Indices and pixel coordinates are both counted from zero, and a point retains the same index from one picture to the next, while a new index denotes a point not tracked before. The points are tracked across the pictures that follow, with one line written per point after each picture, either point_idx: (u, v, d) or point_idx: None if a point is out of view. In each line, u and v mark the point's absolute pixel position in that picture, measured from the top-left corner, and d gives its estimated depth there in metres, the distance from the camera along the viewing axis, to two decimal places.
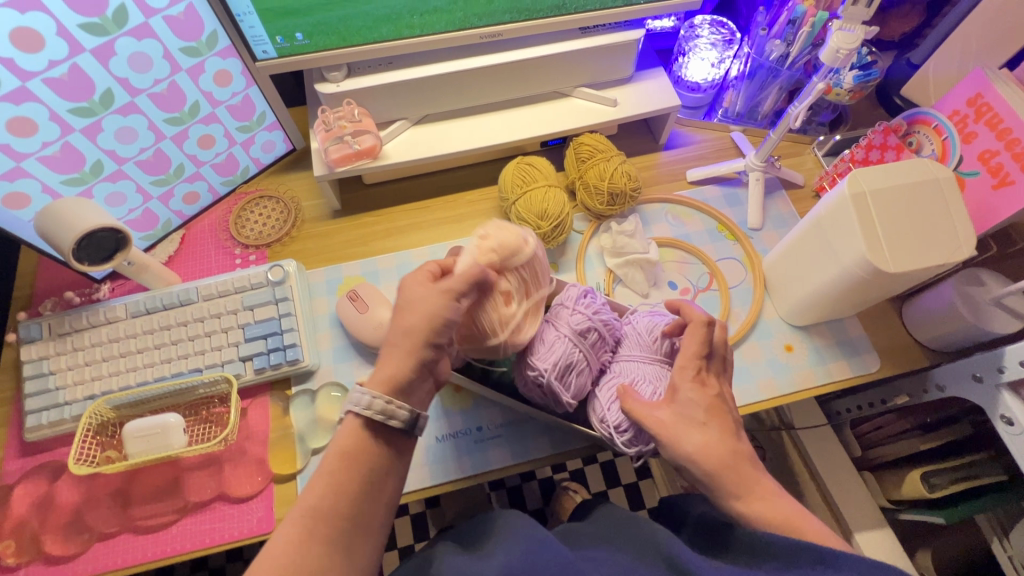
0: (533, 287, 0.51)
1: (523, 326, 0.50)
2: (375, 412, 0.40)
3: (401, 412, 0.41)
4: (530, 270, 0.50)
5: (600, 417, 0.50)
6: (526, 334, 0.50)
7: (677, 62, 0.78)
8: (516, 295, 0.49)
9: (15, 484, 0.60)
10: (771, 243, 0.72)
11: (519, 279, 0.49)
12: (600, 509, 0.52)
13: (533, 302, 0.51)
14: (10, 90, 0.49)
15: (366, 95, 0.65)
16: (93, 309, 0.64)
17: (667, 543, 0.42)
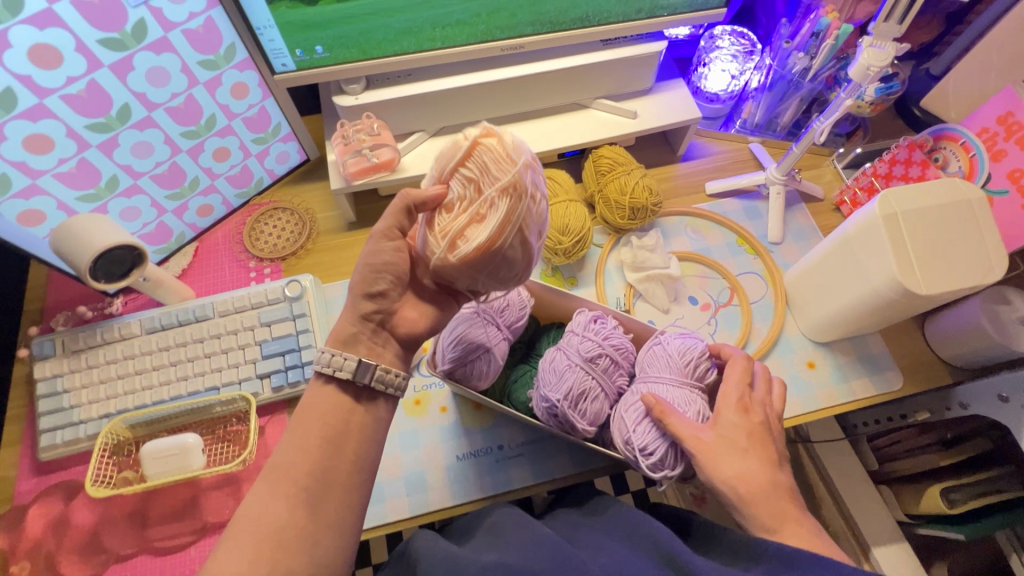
0: (486, 181, 0.38)
1: (469, 233, 0.39)
2: (326, 367, 0.42)
3: (346, 361, 0.42)
4: (477, 165, 0.38)
5: (623, 441, 0.48)
6: (474, 241, 0.38)
7: (697, 72, 0.77)
8: (463, 201, 0.39)
9: (30, 504, 0.59)
10: (792, 258, 0.71)
11: (463, 181, 0.39)
12: (601, 499, 0.49)
13: (484, 202, 0.38)
14: (27, 108, 0.48)
15: (386, 107, 0.64)
16: (108, 325, 0.63)
17: (666, 538, 0.39)
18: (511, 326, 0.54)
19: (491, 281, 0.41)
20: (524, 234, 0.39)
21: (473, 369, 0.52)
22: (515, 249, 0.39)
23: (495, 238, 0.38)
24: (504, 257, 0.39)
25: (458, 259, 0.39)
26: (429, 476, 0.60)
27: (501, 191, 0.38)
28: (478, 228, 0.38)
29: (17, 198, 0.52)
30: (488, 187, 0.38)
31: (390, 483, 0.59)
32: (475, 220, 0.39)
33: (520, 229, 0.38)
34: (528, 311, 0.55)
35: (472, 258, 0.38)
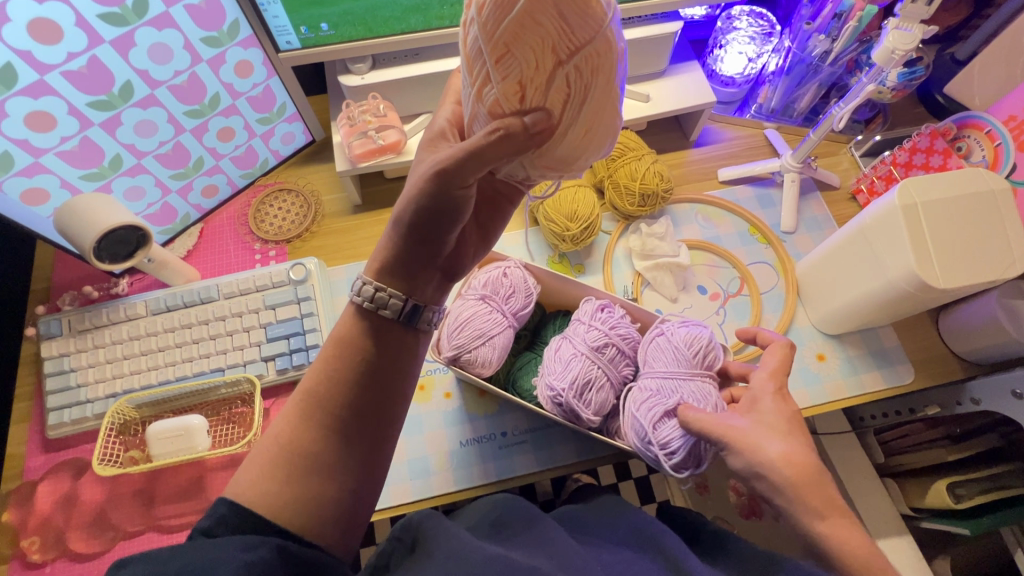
0: (566, 47, 0.32)
1: (557, 121, 0.36)
2: (367, 303, 0.40)
3: (391, 300, 0.40)
4: (550, 23, 0.31)
5: (642, 440, 0.47)
6: (570, 133, 0.36)
7: (712, 55, 0.74)
8: (537, 77, 0.34)
9: (39, 481, 0.60)
10: (805, 247, 0.69)
11: (533, 48, 0.32)
12: (606, 498, 0.50)
13: (564, 79, 0.34)
14: (28, 85, 0.47)
15: (391, 87, 0.63)
16: (114, 306, 0.63)
17: (673, 547, 0.40)
18: (516, 314, 0.53)
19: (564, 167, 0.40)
20: (604, 108, 0.36)
21: (477, 357, 0.50)
22: (601, 127, 0.37)
23: (586, 122, 0.36)
24: (589, 143, 0.38)
25: (549, 153, 0.37)
26: (432, 461, 0.60)
27: (587, 62, 0.33)
28: (559, 110, 0.35)
29: (20, 176, 0.51)
30: (570, 58, 0.33)
31: (394, 468, 0.60)
32: (561, 100, 0.35)
33: (604, 103, 0.36)
34: (534, 298, 0.54)
35: (564, 148, 0.37)
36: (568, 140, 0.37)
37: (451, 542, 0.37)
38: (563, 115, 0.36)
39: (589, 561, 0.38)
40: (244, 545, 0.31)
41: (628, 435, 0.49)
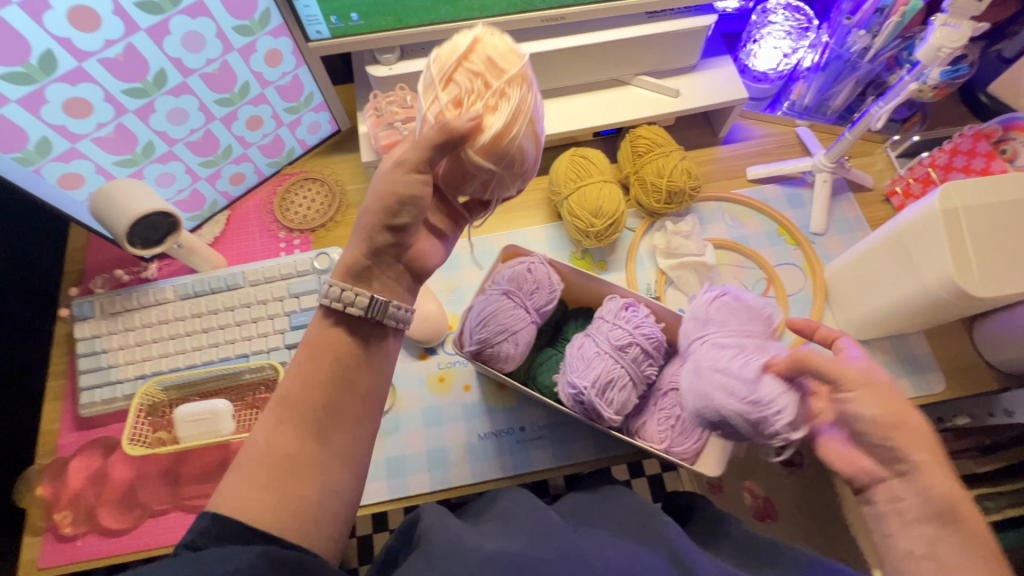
0: (495, 74, 0.39)
1: (487, 121, 0.38)
2: (335, 301, 0.40)
3: (357, 298, 0.40)
4: (482, 60, 0.39)
5: (743, 401, 0.42)
6: (501, 131, 0.39)
7: (745, 49, 0.73)
8: (472, 94, 0.39)
9: (72, 457, 0.62)
10: (835, 250, 0.68)
11: (470, 75, 0.39)
12: (614, 489, 0.50)
13: (495, 94, 0.39)
14: (67, 71, 0.48)
15: (419, 78, 0.63)
16: (144, 290, 0.64)
17: (677, 541, 0.39)
18: (539, 309, 0.53)
19: (505, 178, 0.42)
20: (532, 124, 0.41)
21: (500, 351, 0.51)
22: (533, 144, 0.41)
23: (514, 127, 0.39)
24: (518, 149, 0.40)
25: (487, 151, 0.39)
26: (451, 452, 0.61)
27: (511, 84, 0.39)
28: (492, 117, 0.39)
29: (57, 161, 0.52)
30: (498, 82, 0.39)
31: (413, 457, 0.60)
32: (492, 107, 0.39)
33: (531, 118, 0.40)
34: (558, 295, 0.54)
35: (501, 149, 0.39)
36: (499, 140, 0.39)
37: (451, 541, 0.37)
38: (494, 121, 0.39)
39: (591, 551, 0.38)
40: (223, 557, 0.31)
41: (722, 395, 0.43)
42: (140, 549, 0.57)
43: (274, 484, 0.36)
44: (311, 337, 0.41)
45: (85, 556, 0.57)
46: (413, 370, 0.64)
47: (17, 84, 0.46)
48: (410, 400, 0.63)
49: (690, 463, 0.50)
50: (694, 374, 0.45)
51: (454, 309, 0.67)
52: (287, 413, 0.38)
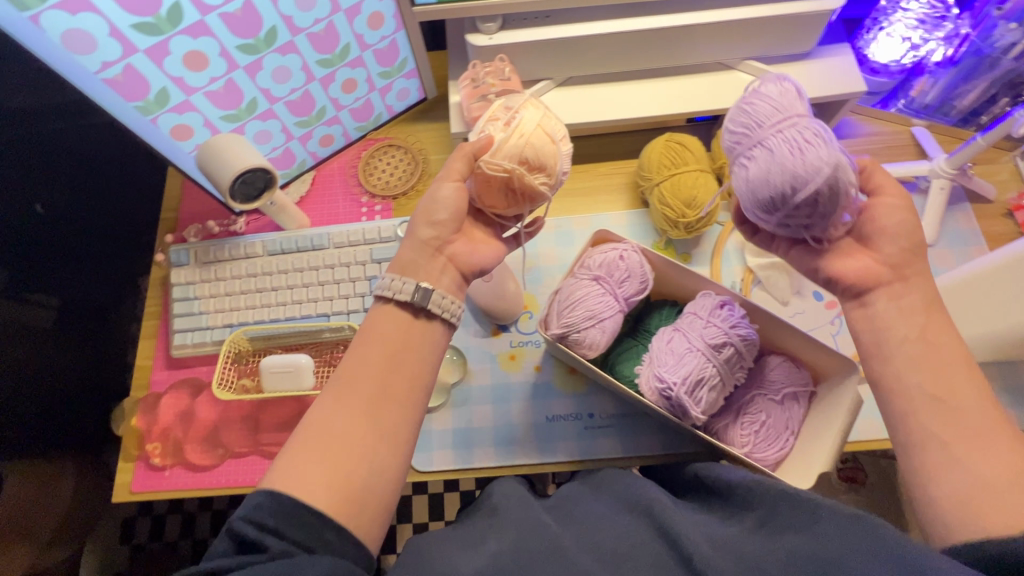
0: (508, 105, 0.46)
1: (496, 135, 0.44)
2: (385, 293, 0.42)
3: (405, 286, 0.41)
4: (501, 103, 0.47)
5: (845, 187, 0.39)
6: (509, 137, 0.44)
7: (865, 34, 0.66)
8: (491, 124, 0.45)
9: (163, 393, 0.66)
10: (943, 263, 0.63)
11: (490, 115, 0.46)
12: (605, 473, 0.49)
13: (507, 117, 0.45)
14: (190, 24, 0.49)
15: (519, 50, 0.61)
16: (234, 243, 0.67)
17: (665, 514, 0.39)
18: (626, 299, 0.51)
19: (528, 178, 0.44)
20: (542, 130, 0.44)
21: (585, 338, 0.50)
22: (544, 145, 0.44)
23: (521, 134, 0.44)
24: (527, 149, 0.44)
25: (497, 156, 0.44)
26: (517, 431, 0.61)
27: (517, 106, 0.45)
28: (502, 131, 0.44)
29: (172, 112, 0.54)
30: (508, 109, 0.45)
31: (480, 431, 0.61)
32: (502, 127, 0.45)
33: (540, 125, 0.44)
34: (647, 286, 0.52)
35: (511, 151, 0.44)
36: (507, 146, 0.44)
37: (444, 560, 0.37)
38: (502, 135, 0.44)
39: (582, 541, 0.38)
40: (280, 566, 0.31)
41: (846, 171, 0.39)
42: (221, 486, 0.61)
43: (366, 436, 0.37)
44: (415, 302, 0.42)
45: (173, 486, 0.61)
46: (484, 345, 0.65)
47: (147, 34, 0.48)
48: (479, 374, 0.63)
49: (771, 471, 0.49)
50: (816, 145, 0.39)
51: (531, 289, 0.67)
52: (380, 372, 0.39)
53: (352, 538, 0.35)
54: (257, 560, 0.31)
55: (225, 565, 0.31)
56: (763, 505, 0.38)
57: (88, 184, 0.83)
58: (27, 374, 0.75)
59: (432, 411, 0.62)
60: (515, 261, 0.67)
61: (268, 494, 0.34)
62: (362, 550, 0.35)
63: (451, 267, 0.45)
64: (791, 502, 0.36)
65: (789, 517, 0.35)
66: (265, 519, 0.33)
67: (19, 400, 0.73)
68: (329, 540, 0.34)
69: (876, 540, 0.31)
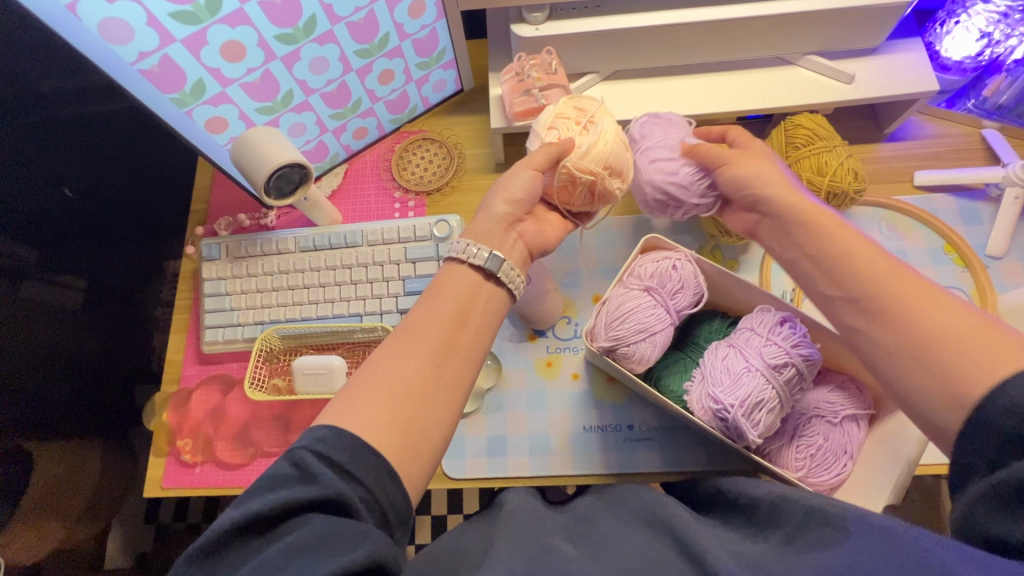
0: (582, 110, 0.47)
1: (579, 138, 0.45)
2: (457, 256, 0.41)
3: (479, 252, 0.41)
4: (572, 107, 0.48)
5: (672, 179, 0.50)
6: (595, 141, 0.45)
7: (938, 28, 0.61)
8: (568, 127, 0.47)
9: (194, 389, 0.65)
10: (1012, 277, 0.60)
11: (563, 117, 0.47)
12: (624, 487, 0.46)
13: (586, 123, 0.46)
14: (228, 13, 0.47)
15: (566, 42, 0.57)
16: (266, 238, 0.65)
17: (690, 533, 0.36)
18: (678, 311, 0.49)
19: (609, 183, 0.47)
20: (620, 136, 0.47)
21: (634, 351, 0.48)
22: (622, 151, 0.47)
23: (604, 139, 0.46)
24: (610, 153, 0.46)
25: (584, 159, 0.45)
26: (554, 441, 0.59)
27: (594, 111, 0.47)
28: (586, 135, 0.46)
29: (207, 104, 0.52)
30: (584, 114, 0.47)
31: (515, 439, 0.59)
32: (582, 131, 0.46)
33: (617, 132, 0.47)
34: (700, 297, 0.50)
35: (596, 155, 0.45)
36: (592, 149, 0.45)
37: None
38: (584, 137, 0.46)
39: (600, 560, 0.35)
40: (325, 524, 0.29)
41: (660, 173, 0.51)
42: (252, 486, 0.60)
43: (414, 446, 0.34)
44: (480, 287, 0.41)
45: (204, 483, 0.61)
46: (521, 351, 0.63)
47: (185, 23, 0.46)
48: (515, 380, 0.62)
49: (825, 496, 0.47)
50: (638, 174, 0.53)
51: (569, 293, 0.64)
52: (430, 378, 0.36)
53: (402, 485, 0.33)
54: (311, 493, 0.30)
55: (288, 496, 0.30)
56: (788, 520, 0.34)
57: (113, 168, 0.81)
58: (53, 354, 0.74)
59: (464, 417, 0.60)
60: (555, 264, 0.65)
61: (334, 428, 0.32)
62: (408, 500, 0.33)
63: (521, 242, 0.45)
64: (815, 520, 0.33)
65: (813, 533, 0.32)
66: (331, 452, 0.32)
67: (46, 379, 0.73)
68: (384, 486, 0.32)
69: (911, 557, 0.28)
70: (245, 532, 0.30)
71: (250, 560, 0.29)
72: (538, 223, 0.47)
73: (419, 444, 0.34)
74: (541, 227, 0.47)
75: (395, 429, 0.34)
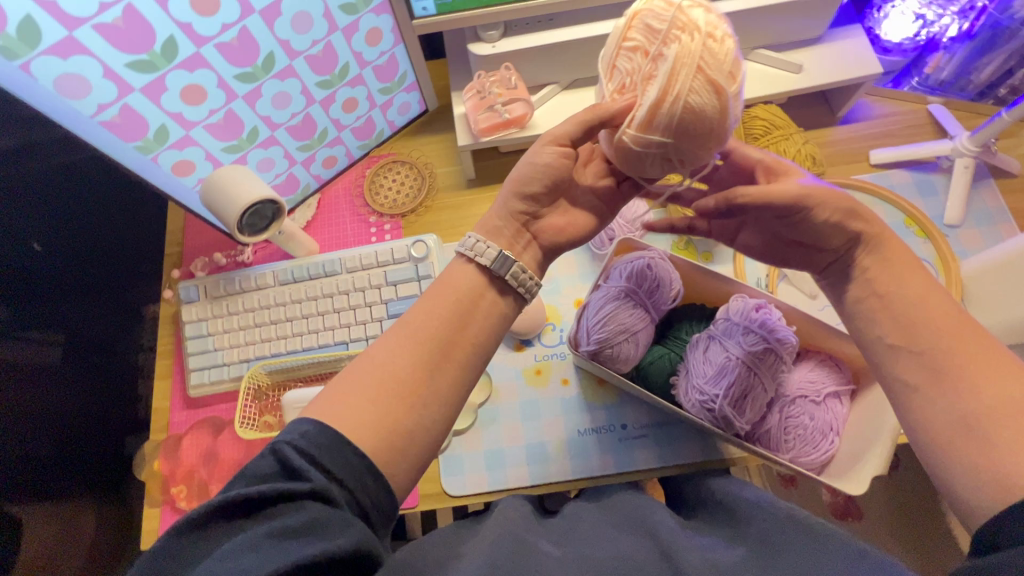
0: (653, 36, 0.35)
1: (641, 93, 0.35)
2: (468, 252, 0.39)
3: (488, 250, 0.39)
4: (642, 29, 0.36)
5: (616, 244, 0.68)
6: (656, 93, 0.34)
7: (875, 14, 0.65)
8: (633, 72, 0.37)
9: (184, 434, 0.64)
10: (971, 244, 0.62)
11: (632, 51, 0.37)
12: (625, 498, 0.46)
13: (654, 61, 0.35)
14: (186, 58, 0.47)
15: (524, 56, 0.59)
16: (245, 275, 0.65)
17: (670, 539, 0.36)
18: (658, 308, 0.51)
19: (684, 149, 0.36)
20: (707, 73, 0.34)
21: (619, 352, 0.49)
22: (702, 95, 0.34)
23: (674, 85, 0.34)
24: (683, 108, 0.34)
25: (641, 128, 0.36)
26: (550, 448, 0.60)
27: (669, 36, 0.34)
28: (648, 86, 0.35)
29: (173, 148, 0.52)
30: (655, 44, 0.35)
31: (511, 450, 0.60)
32: (647, 79, 0.35)
33: (699, 67, 0.34)
34: (677, 293, 0.51)
35: (659, 118, 0.35)
36: (656, 108, 0.34)
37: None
38: (648, 89, 0.35)
39: (580, 555, 0.35)
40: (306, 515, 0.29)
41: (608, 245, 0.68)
42: None
43: (404, 470, 0.34)
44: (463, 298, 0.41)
45: None
46: (510, 363, 0.63)
47: (142, 72, 0.46)
48: (506, 392, 0.62)
49: (819, 474, 0.48)
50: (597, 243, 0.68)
51: (552, 300, 0.65)
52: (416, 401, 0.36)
53: (388, 485, 0.33)
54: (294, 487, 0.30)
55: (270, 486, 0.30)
56: (775, 536, 0.36)
57: (80, 213, 0.79)
58: (29, 415, 0.71)
59: (457, 435, 0.60)
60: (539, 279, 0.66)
61: (317, 423, 0.32)
62: (394, 500, 0.34)
63: (536, 244, 0.42)
64: (812, 546, 0.34)
65: (794, 550, 0.34)
66: (311, 449, 0.32)
67: (28, 436, 0.71)
68: (367, 486, 0.32)
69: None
70: (227, 512, 0.29)
71: (226, 542, 0.28)
72: (558, 223, 0.42)
73: (414, 466, 0.35)
74: (561, 222, 0.42)
75: (386, 455, 0.33)
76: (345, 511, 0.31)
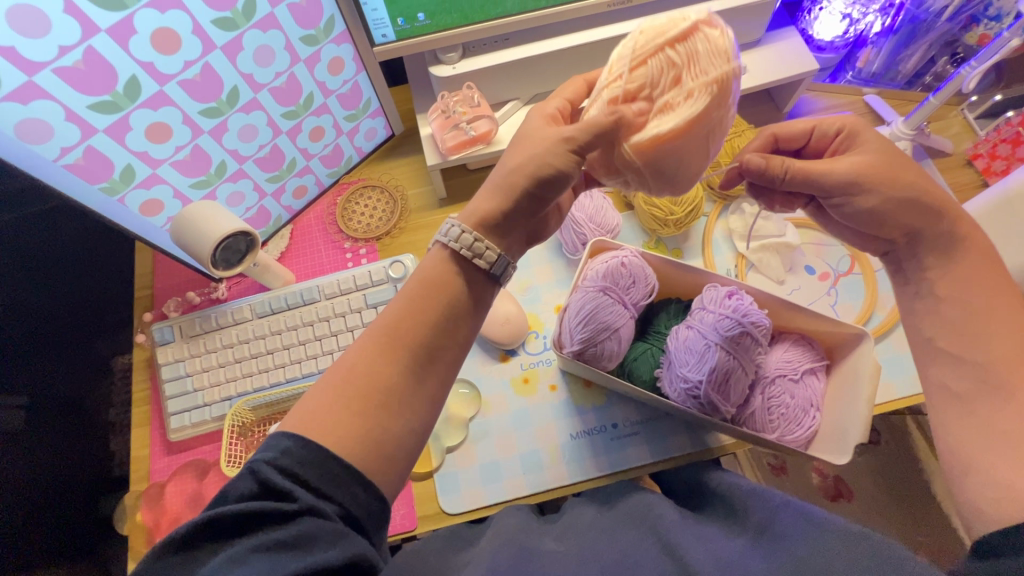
0: (694, 67, 0.34)
1: (649, 121, 0.35)
2: (462, 249, 0.37)
3: (487, 251, 0.37)
4: (688, 51, 0.34)
5: None
6: (663, 133, 0.35)
7: (807, 16, 0.70)
8: (655, 87, 0.35)
9: (167, 482, 0.61)
10: None
11: (664, 63, 0.35)
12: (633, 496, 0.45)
13: (680, 96, 0.35)
14: (149, 96, 0.48)
15: (484, 75, 0.61)
16: (221, 310, 0.64)
17: (670, 532, 0.37)
18: (636, 304, 0.52)
19: (655, 187, 0.39)
20: (711, 143, 0.36)
21: (604, 350, 0.50)
22: (696, 158, 0.36)
23: (688, 135, 0.35)
24: (681, 160, 0.36)
25: (638, 156, 0.36)
26: (544, 455, 0.60)
27: (711, 81, 0.34)
28: (664, 118, 0.35)
29: (139, 187, 0.52)
30: (693, 78, 0.34)
31: (505, 461, 0.60)
32: (665, 112, 0.35)
33: (709, 135, 0.36)
34: (653, 289, 0.53)
35: (654, 158, 0.36)
36: (661, 142, 0.35)
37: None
38: (661, 121, 0.35)
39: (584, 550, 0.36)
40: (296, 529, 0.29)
41: None
42: None
43: (394, 480, 0.35)
44: None
45: None
46: (496, 374, 0.64)
47: (105, 112, 0.46)
48: (495, 404, 0.62)
49: (805, 449, 0.50)
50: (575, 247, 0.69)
51: (532, 308, 0.66)
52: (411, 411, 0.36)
53: (379, 494, 0.33)
54: (282, 506, 0.30)
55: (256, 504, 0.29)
56: (775, 524, 0.37)
57: (38, 267, 0.74)
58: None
59: (450, 451, 0.60)
60: (518, 287, 0.67)
61: (297, 439, 0.32)
62: (384, 506, 0.34)
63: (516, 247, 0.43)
64: (810, 528, 0.35)
65: (796, 538, 0.34)
66: (293, 465, 0.31)
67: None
68: (357, 496, 0.32)
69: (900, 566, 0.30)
70: (216, 531, 0.29)
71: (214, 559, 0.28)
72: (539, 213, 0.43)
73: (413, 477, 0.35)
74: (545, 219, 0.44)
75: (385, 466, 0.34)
76: (337, 521, 0.31)
